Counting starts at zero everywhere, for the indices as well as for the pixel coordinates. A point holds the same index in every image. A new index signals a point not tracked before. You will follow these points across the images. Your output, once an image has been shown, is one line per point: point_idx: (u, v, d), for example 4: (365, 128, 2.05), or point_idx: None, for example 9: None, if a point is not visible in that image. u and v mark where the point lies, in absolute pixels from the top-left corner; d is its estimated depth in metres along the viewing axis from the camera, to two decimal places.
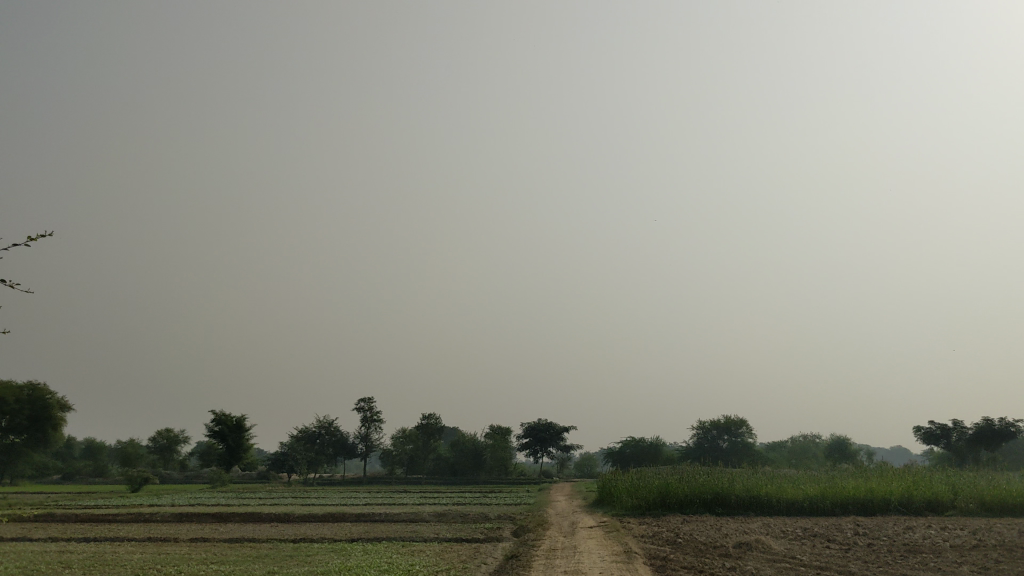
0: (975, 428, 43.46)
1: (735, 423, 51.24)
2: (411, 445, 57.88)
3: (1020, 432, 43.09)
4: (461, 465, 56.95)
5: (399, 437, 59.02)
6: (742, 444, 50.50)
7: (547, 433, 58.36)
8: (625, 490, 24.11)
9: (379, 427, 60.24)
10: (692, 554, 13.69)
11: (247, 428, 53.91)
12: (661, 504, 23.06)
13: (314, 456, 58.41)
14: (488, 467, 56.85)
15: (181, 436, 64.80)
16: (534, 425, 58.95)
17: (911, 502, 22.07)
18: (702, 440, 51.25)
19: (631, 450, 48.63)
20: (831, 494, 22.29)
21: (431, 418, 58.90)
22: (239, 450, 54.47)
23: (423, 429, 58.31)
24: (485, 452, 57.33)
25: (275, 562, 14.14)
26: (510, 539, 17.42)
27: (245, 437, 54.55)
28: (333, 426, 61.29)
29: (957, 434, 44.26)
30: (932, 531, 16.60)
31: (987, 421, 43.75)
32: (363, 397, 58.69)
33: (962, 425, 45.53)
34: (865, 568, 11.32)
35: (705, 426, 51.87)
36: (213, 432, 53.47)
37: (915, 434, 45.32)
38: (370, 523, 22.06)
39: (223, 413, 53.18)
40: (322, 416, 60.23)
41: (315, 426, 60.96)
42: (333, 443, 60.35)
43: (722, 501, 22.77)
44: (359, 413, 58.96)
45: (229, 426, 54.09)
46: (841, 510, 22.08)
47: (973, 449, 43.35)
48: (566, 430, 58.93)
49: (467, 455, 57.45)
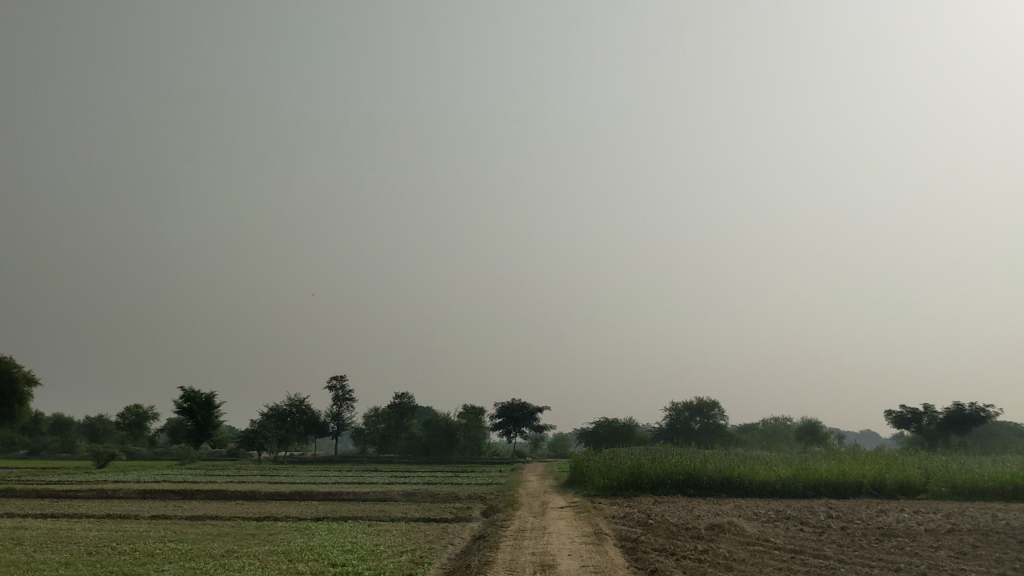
0: (946, 412, 43.67)
1: (707, 405, 51.20)
2: (383, 424, 57.42)
3: (990, 416, 43.41)
4: (433, 445, 56.58)
5: (371, 416, 58.56)
6: (714, 426, 50.51)
7: (521, 413, 58.17)
8: (597, 470, 23.83)
9: (350, 406, 59.75)
10: (663, 537, 13.36)
11: (216, 405, 53.27)
12: (633, 485, 22.82)
13: (284, 434, 57.85)
14: (461, 447, 56.58)
15: (150, 412, 64.03)
16: (508, 405, 58.69)
17: (883, 485, 21.95)
18: (674, 421, 51.19)
19: (603, 431, 48.47)
20: (804, 477, 22.12)
21: (403, 397, 58.50)
22: (208, 426, 53.85)
23: (396, 409, 57.90)
24: (458, 431, 57.01)
25: (235, 541, 13.66)
26: (479, 519, 17.03)
27: (214, 414, 53.98)
28: (304, 404, 60.67)
29: (928, 418, 44.36)
30: (907, 515, 16.39)
31: (958, 405, 44.02)
32: (336, 375, 58.10)
33: (933, 409, 45.71)
34: (841, 552, 11.05)
35: (677, 407, 51.80)
36: (181, 408, 52.82)
37: (886, 418, 45.46)
38: (338, 503, 21.52)
39: (192, 389, 52.53)
40: (293, 394, 59.59)
41: (285, 404, 60.34)
42: (303, 421, 59.77)
43: (694, 482, 22.57)
44: (331, 391, 58.37)
45: (198, 403, 53.43)
46: (812, 493, 21.92)
47: (944, 433, 43.57)
48: (539, 410, 58.72)
49: (439, 435, 57.10)
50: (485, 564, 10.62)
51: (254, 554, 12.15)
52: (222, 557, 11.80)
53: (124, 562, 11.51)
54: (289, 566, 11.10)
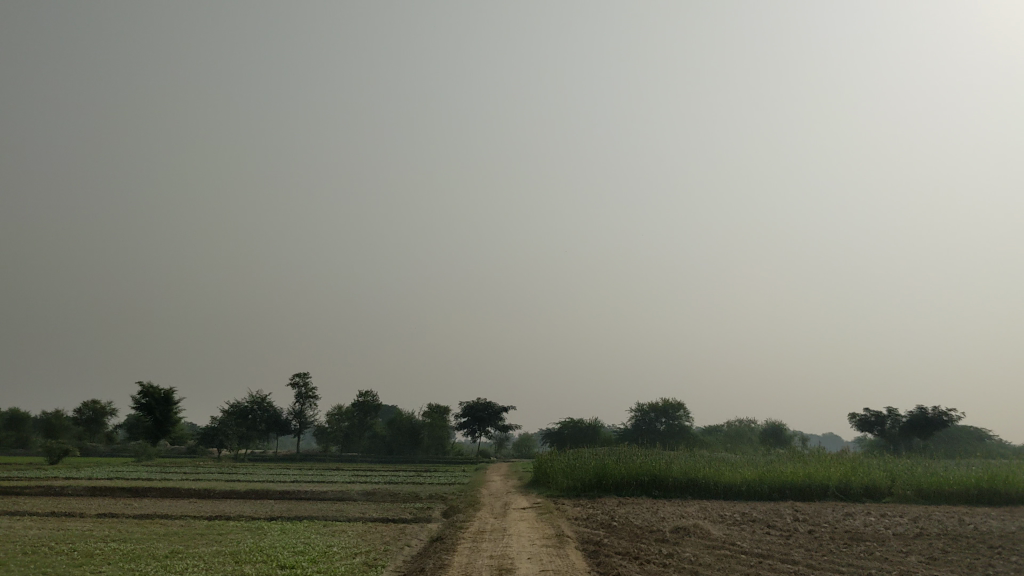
0: (910, 416, 43.85)
1: (673, 406, 51.09)
2: (346, 422, 56.75)
3: (953, 420, 43.67)
4: (397, 444, 55.95)
5: (334, 414, 57.84)
6: (679, 427, 50.38)
7: (486, 412, 57.73)
8: (561, 471, 23.44)
9: (313, 404, 58.99)
10: (627, 540, 12.98)
11: (175, 401, 52.33)
12: (597, 486, 22.45)
13: (245, 432, 57.00)
14: (425, 446, 56.07)
15: (108, 407, 62.88)
16: (473, 404, 58.21)
17: (849, 488, 21.75)
18: (640, 422, 51.00)
19: (569, 431, 48.13)
20: (770, 478, 21.86)
21: (368, 395, 57.84)
22: (166, 423, 52.85)
23: (359, 407, 57.29)
24: (422, 430, 56.47)
25: (182, 541, 13.11)
26: (439, 521, 16.54)
27: (173, 410, 53.00)
28: (266, 402, 59.79)
29: (891, 421, 44.54)
30: (873, 519, 16.16)
31: (921, 409, 44.21)
32: (298, 372, 57.30)
33: (896, 412, 45.89)
34: (809, 557, 10.72)
35: (643, 408, 51.62)
36: (139, 404, 51.79)
37: (850, 421, 45.56)
38: (294, 501, 20.94)
39: (151, 385, 51.55)
40: (255, 391, 58.73)
41: (247, 401, 59.45)
42: (265, 419, 58.93)
43: (659, 484, 22.27)
44: (294, 389, 57.59)
45: (157, 399, 52.44)
46: (778, 495, 21.69)
47: (907, 437, 43.74)
48: (504, 409, 58.30)
49: (403, 434, 56.47)
50: (440, 567, 10.20)
51: (199, 555, 11.61)
52: (165, 559, 11.23)
53: (61, 563, 10.91)
54: (234, 568, 10.58)
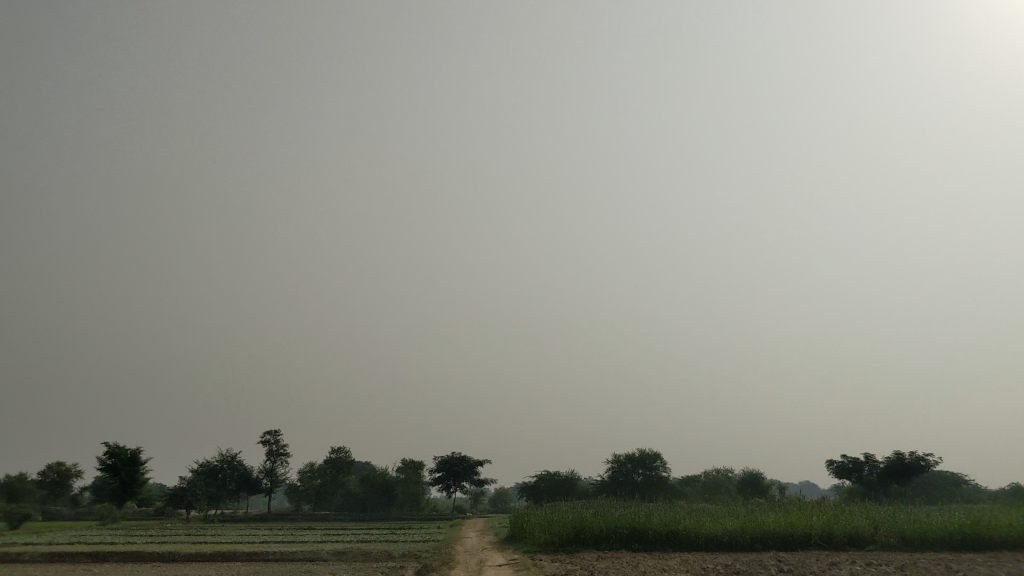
0: (887, 462, 43.62)
1: (649, 457, 50.59)
2: (319, 480, 55.73)
3: (930, 465, 43.51)
4: (370, 501, 54.91)
5: (307, 472, 56.76)
6: (656, 478, 49.84)
7: (461, 467, 56.91)
8: (538, 525, 22.85)
9: (285, 462, 57.89)
10: None
11: (142, 461, 51.14)
12: (575, 540, 21.87)
13: (214, 492, 55.72)
14: (399, 502, 55.11)
15: (74, 470, 61.39)
16: (447, 459, 57.36)
17: (832, 536, 21.35)
18: (617, 473, 50.41)
19: (545, 484, 47.44)
20: (752, 528, 21.40)
21: (340, 451, 56.90)
22: (133, 484, 51.53)
23: (332, 464, 56.34)
24: (396, 486, 55.59)
25: None
26: None
27: (140, 471, 51.74)
28: (236, 460, 58.58)
29: (869, 467, 44.25)
30: (859, 568, 15.81)
31: (898, 454, 44.00)
32: (269, 430, 56.31)
33: (873, 458, 45.64)
34: None
35: (619, 459, 51.05)
36: (105, 465, 50.51)
37: (828, 468, 45.24)
38: (262, 563, 20.28)
39: (117, 445, 50.32)
40: (225, 450, 57.57)
41: (216, 460, 58.22)
42: (235, 478, 57.71)
43: (638, 537, 21.78)
44: (265, 446, 56.55)
45: (123, 459, 51.21)
46: (761, 545, 21.25)
47: (885, 483, 43.44)
48: (479, 463, 57.48)
49: (377, 491, 55.43)
50: None
51: None
52: None
53: None
54: None
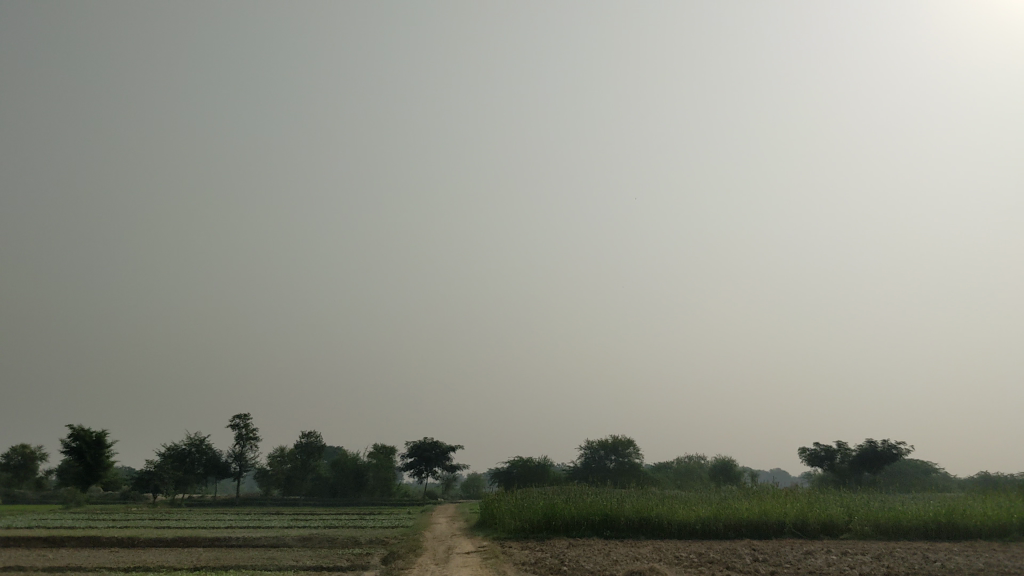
0: (859, 450, 43.60)
1: (622, 443, 50.35)
2: (289, 465, 55.12)
3: (902, 453, 43.53)
4: (341, 486, 54.28)
5: (276, 456, 56.08)
6: (629, 465, 49.65)
7: (433, 452, 56.41)
8: (508, 512, 22.39)
9: (254, 446, 57.18)
10: None
11: (108, 444, 50.28)
12: (546, 527, 21.47)
13: (183, 476, 54.92)
14: (370, 488, 54.58)
15: (38, 452, 60.39)
16: (419, 444, 56.86)
17: (806, 525, 21.05)
18: (589, 460, 50.14)
19: (517, 470, 47.07)
20: (725, 516, 21.06)
21: (311, 435, 56.27)
22: (97, 467, 50.69)
23: (303, 448, 55.71)
24: (367, 472, 55.07)
25: None
26: (377, 568, 15.56)
27: (105, 454, 50.94)
28: (204, 444, 57.77)
29: (841, 456, 44.23)
30: (835, 557, 15.40)
31: (870, 442, 44.01)
32: (239, 413, 55.54)
33: (846, 446, 45.62)
34: None
35: (592, 445, 50.81)
36: (69, 448, 49.57)
37: (800, 455, 45.16)
38: (223, 550, 19.68)
39: (82, 427, 49.40)
40: (193, 434, 56.70)
41: (185, 444, 57.38)
42: (204, 462, 56.94)
43: (610, 524, 21.37)
44: (234, 430, 55.80)
45: (88, 442, 50.28)
46: (734, 534, 20.91)
47: (857, 471, 43.42)
48: (451, 449, 57.00)
49: (347, 475, 54.84)
50: None
51: None
52: None
53: None
54: None
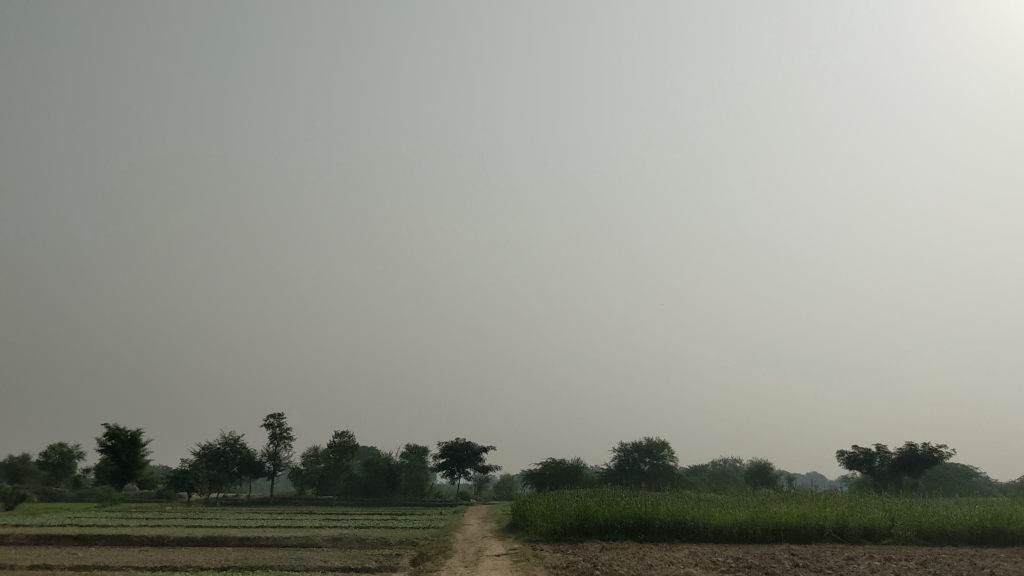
0: (899, 453, 42.71)
1: (656, 446, 49.79)
2: (322, 464, 55.18)
3: (943, 456, 42.60)
4: (374, 486, 54.20)
5: (310, 456, 56.17)
6: (664, 468, 49.05)
7: (465, 453, 56.17)
8: (539, 514, 22.05)
9: (288, 446, 57.28)
10: None
11: (143, 442, 50.56)
12: (579, 529, 21.11)
13: (217, 475, 55.12)
14: (403, 489, 54.41)
15: (75, 451, 60.94)
16: (452, 444, 56.67)
17: (846, 529, 20.46)
18: (623, 462, 49.63)
19: (550, 472, 46.66)
20: (763, 520, 20.55)
21: (344, 435, 56.28)
22: (132, 466, 50.95)
23: (336, 448, 55.74)
24: (399, 472, 54.91)
25: None
26: (406, 570, 15.27)
27: (140, 453, 51.19)
28: (238, 443, 57.98)
29: (880, 459, 43.37)
30: (877, 563, 14.88)
31: (910, 446, 43.10)
32: (273, 413, 55.67)
33: (885, 450, 44.75)
34: None
35: (626, 448, 50.32)
36: (105, 446, 49.90)
37: (838, 458, 44.35)
38: (253, 549, 19.53)
39: (117, 426, 49.72)
40: (227, 433, 56.91)
41: (219, 443, 57.61)
42: (238, 461, 57.16)
43: (645, 527, 20.96)
44: (268, 430, 55.92)
45: (123, 441, 50.58)
46: (772, 538, 20.41)
47: (897, 475, 42.53)
48: (484, 450, 56.74)
49: (380, 476, 54.74)
50: None
51: None
52: None
53: None
54: None
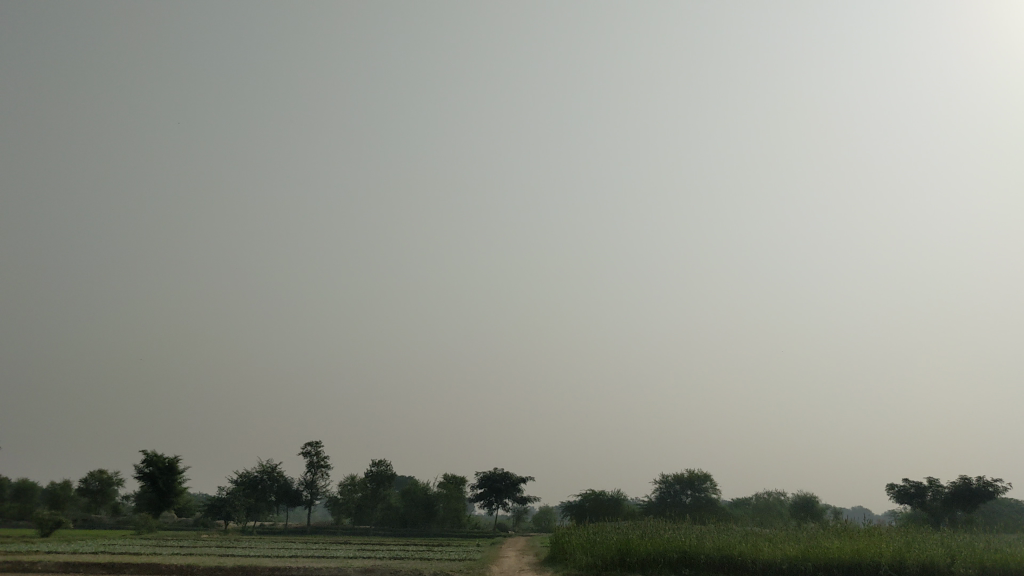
0: (952, 487, 41.19)
1: (699, 478, 48.62)
2: (360, 494, 54.84)
3: (998, 491, 40.95)
4: (411, 516, 53.44)
5: (347, 485, 55.76)
6: (706, 500, 47.84)
7: (503, 483, 55.32)
8: (579, 547, 21.39)
9: (326, 474, 56.86)
10: None
11: (180, 469, 50.43)
12: (620, 564, 20.35)
13: (254, 503, 54.83)
14: (440, 519, 53.56)
15: (115, 478, 60.97)
16: (490, 475, 55.87)
17: (904, 567, 19.34)
18: (665, 494, 48.52)
19: (590, 504, 45.72)
20: (814, 556, 19.59)
21: (382, 465, 55.76)
22: (169, 493, 50.75)
23: (373, 477, 55.30)
24: (437, 502, 54.17)
25: None
26: None
27: (177, 480, 51.02)
28: (276, 471, 57.71)
29: (932, 493, 41.86)
30: None
31: (963, 479, 41.54)
32: (311, 441, 55.35)
33: (937, 483, 43.22)
34: None
35: (667, 479, 49.19)
36: (143, 473, 49.83)
37: (888, 492, 42.88)
38: None
39: (155, 453, 49.68)
40: (265, 461, 56.71)
41: (257, 471, 57.41)
42: (276, 489, 56.84)
43: (689, 562, 20.08)
44: (306, 458, 55.60)
45: (161, 468, 50.53)
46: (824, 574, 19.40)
47: (950, 510, 40.98)
48: (522, 480, 55.84)
49: (417, 505, 54.02)
50: None
51: None
52: None
53: None
54: None
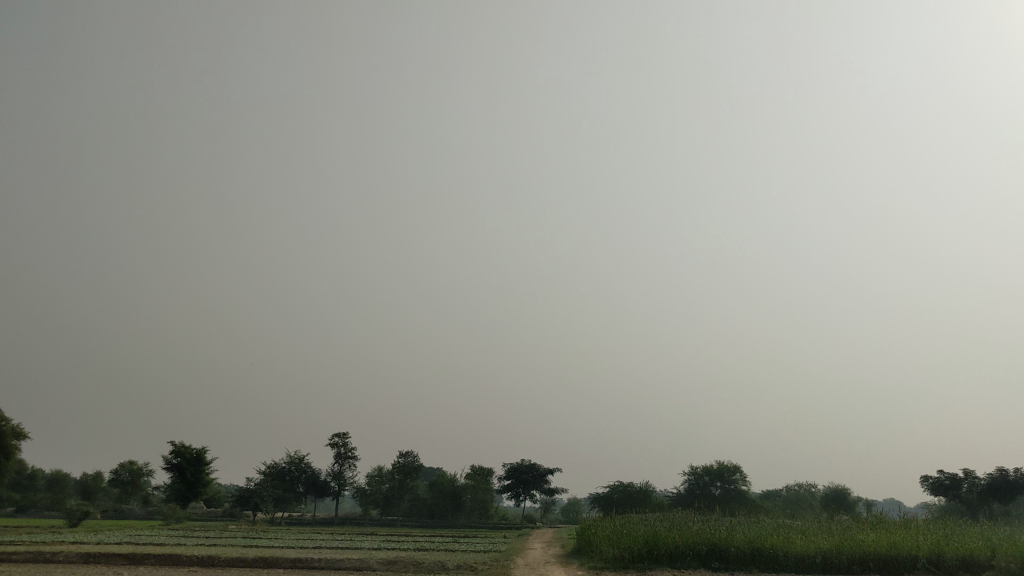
0: (988, 479, 40.33)
1: (728, 469, 48.05)
2: (387, 484, 54.70)
3: None
4: (438, 507, 53.21)
5: (375, 476, 55.66)
6: (736, 492, 47.25)
7: (531, 475, 54.98)
8: (605, 539, 20.94)
9: (353, 466, 56.79)
10: None
11: (207, 460, 50.53)
12: (648, 556, 19.89)
13: (282, 494, 54.81)
14: (467, 510, 53.27)
15: (145, 469, 61.18)
16: (517, 466, 55.55)
17: (942, 560, 18.72)
18: (694, 486, 47.97)
19: (618, 496, 45.31)
20: (849, 548, 19.02)
21: (409, 456, 55.58)
22: (197, 484, 50.85)
23: (401, 468, 55.14)
24: (464, 494, 53.95)
25: None
26: None
27: (205, 471, 51.12)
28: (304, 463, 57.70)
29: (967, 485, 41.10)
30: None
31: (999, 471, 40.66)
32: (339, 432, 55.29)
33: (973, 475, 42.39)
34: None
35: (696, 471, 48.66)
36: (171, 464, 49.97)
37: (923, 484, 42.06)
38: None
39: (183, 444, 49.82)
40: (292, 452, 56.72)
41: (285, 462, 57.44)
42: (303, 480, 56.82)
43: (719, 555, 19.58)
44: (334, 449, 55.55)
45: (188, 459, 50.63)
46: (859, 567, 18.83)
47: (986, 502, 40.16)
48: (550, 472, 55.47)
49: (445, 497, 53.81)
50: None
51: None
52: None
53: None
54: None
